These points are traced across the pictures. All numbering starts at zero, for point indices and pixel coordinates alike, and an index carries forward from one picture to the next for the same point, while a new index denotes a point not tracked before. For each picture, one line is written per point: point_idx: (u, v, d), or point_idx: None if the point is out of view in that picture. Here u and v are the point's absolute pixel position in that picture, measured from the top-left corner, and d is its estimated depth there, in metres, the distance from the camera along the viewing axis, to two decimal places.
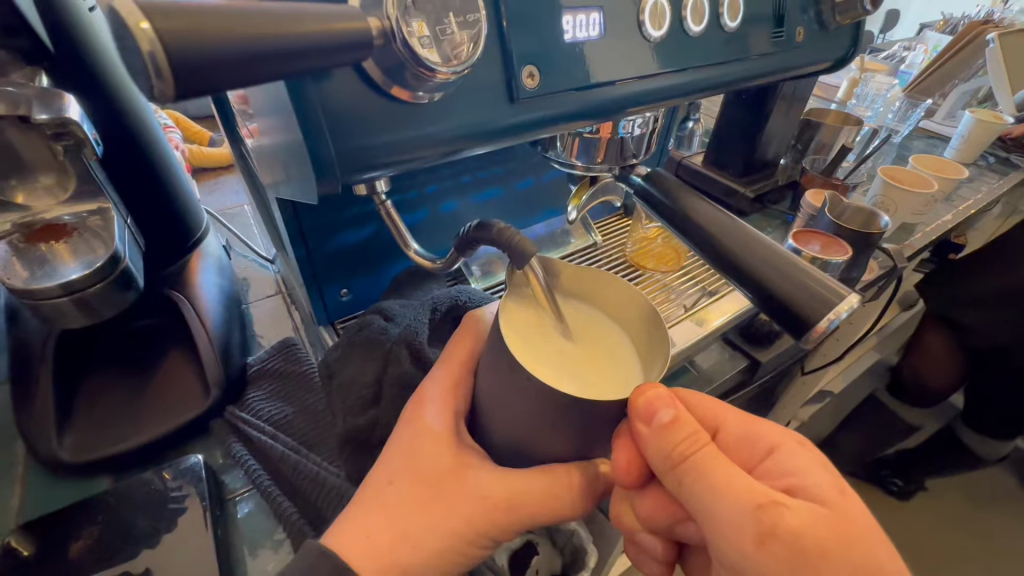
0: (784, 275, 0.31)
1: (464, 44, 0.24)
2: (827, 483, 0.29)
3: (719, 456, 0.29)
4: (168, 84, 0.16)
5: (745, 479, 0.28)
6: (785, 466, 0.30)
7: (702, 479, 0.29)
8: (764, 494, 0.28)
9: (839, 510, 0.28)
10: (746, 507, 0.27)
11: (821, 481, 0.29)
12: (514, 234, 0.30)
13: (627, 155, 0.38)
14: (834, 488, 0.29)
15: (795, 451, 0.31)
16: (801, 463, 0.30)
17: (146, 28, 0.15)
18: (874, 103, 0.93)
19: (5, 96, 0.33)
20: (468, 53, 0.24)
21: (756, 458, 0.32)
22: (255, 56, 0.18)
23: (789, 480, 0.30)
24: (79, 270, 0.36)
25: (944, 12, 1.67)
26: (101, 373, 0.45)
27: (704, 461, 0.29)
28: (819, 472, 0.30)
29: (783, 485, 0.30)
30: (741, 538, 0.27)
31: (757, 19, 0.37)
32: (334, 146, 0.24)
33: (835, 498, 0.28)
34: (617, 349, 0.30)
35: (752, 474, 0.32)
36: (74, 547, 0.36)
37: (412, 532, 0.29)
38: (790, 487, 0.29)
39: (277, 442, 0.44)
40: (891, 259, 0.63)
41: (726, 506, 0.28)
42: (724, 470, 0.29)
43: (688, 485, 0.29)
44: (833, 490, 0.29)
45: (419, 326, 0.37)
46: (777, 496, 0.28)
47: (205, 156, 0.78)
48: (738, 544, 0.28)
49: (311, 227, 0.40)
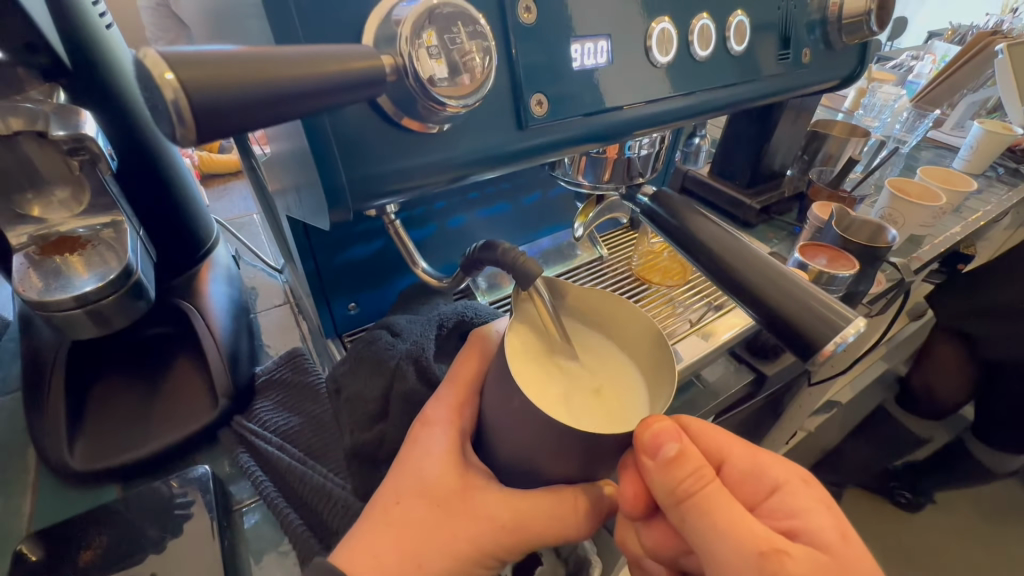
0: (789, 297, 0.31)
1: (473, 53, 0.24)
2: (828, 527, 0.29)
3: (723, 494, 0.29)
4: (190, 130, 0.17)
5: (748, 522, 0.28)
6: (788, 506, 0.31)
7: (707, 517, 0.29)
8: (767, 541, 0.28)
9: (839, 556, 0.28)
10: (748, 553, 0.27)
11: (823, 525, 0.29)
12: (519, 254, 0.30)
13: (633, 174, 0.38)
14: (835, 533, 0.29)
15: (798, 491, 0.31)
16: (805, 503, 0.31)
17: (170, 78, 0.16)
18: (882, 113, 0.96)
19: (24, 112, 0.34)
20: (480, 63, 0.24)
21: (760, 496, 0.32)
22: (274, 96, 0.18)
23: (792, 522, 0.30)
24: (94, 282, 0.36)
25: (954, 20, 1.67)
26: (112, 382, 0.46)
27: (709, 497, 0.29)
28: (822, 515, 0.30)
29: (786, 527, 0.30)
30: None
31: (763, 41, 0.37)
32: (346, 174, 0.24)
33: (837, 545, 0.29)
34: (622, 371, 0.31)
35: (755, 513, 0.32)
36: (83, 556, 0.36)
37: (418, 554, 0.29)
38: (792, 530, 0.30)
39: (285, 455, 0.44)
40: (898, 271, 0.64)
41: (728, 549, 0.28)
42: (728, 509, 0.29)
43: (691, 522, 0.29)
44: (834, 534, 0.29)
45: (426, 343, 0.38)
46: (779, 542, 0.28)
47: (215, 163, 0.79)
48: None
49: (321, 242, 0.41)
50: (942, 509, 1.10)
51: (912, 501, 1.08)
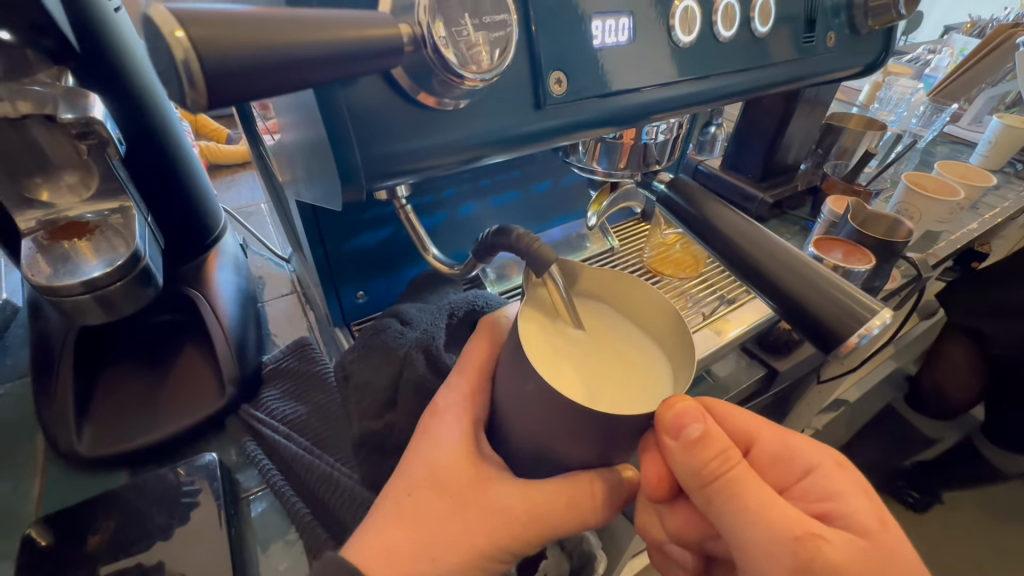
0: (814, 290, 0.30)
1: (481, 49, 0.23)
2: (865, 511, 0.29)
3: (751, 476, 0.28)
4: (201, 94, 0.16)
5: (781, 505, 0.28)
6: (822, 489, 0.30)
7: (735, 500, 0.28)
8: (801, 525, 0.27)
9: (876, 541, 0.28)
10: (782, 537, 0.27)
11: (859, 508, 0.29)
12: (534, 239, 0.29)
13: (649, 161, 0.37)
14: (872, 517, 0.28)
15: (833, 474, 0.31)
16: (840, 486, 0.30)
17: (181, 37, 0.15)
18: (898, 107, 0.92)
19: (32, 95, 0.33)
20: (488, 58, 0.23)
21: (792, 478, 0.32)
22: (290, 64, 0.18)
23: (825, 505, 0.30)
24: (101, 267, 0.35)
25: (971, 14, 1.63)
26: (121, 368, 0.46)
27: (737, 479, 0.28)
28: (860, 499, 0.29)
29: (819, 510, 0.30)
30: (776, 567, 0.27)
31: (786, 24, 0.36)
32: (359, 152, 0.23)
33: (874, 529, 0.28)
34: (638, 350, 0.30)
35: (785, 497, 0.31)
36: (91, 540, 0.36)
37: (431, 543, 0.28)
38: (826, 513, 0.29)
39: (293, 443, 0.44)
40: (914, 267, 0.62)
41: (760, 531, 0.27)
42: (757, 491, 0.28)
43: (719, 504, 0.28)
44: (871, 519, 0.28)
45: (436, 331, 0.38)
46: (815, 527, 0.27)
47: (221, 153, 0.78)
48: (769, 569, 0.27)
49: (331, 229, 0.40)
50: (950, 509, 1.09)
51: (919, 501, 1.05)
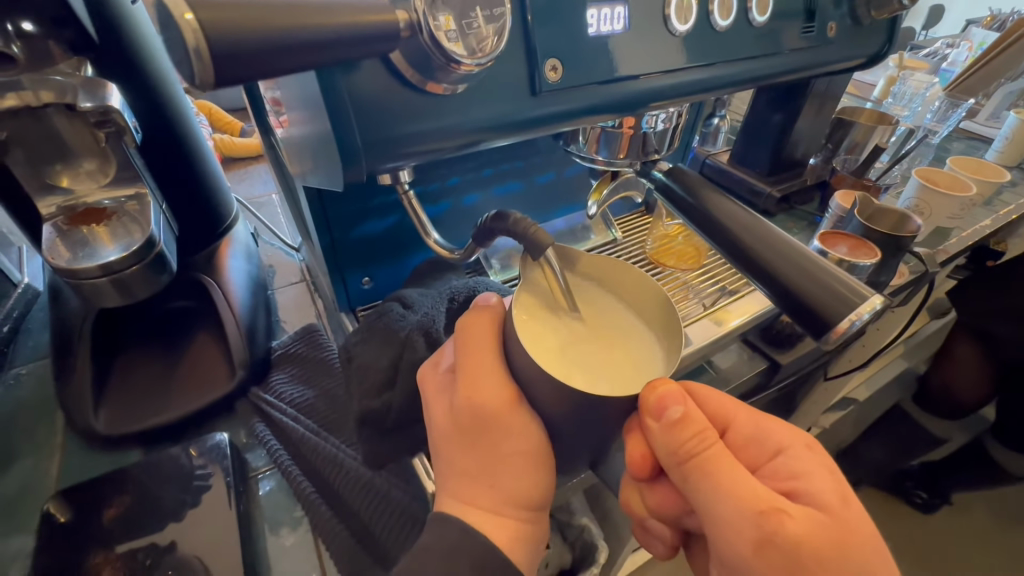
0: (810, 280, 0.30)
1: (485, 38, 0.24)
2: (828, 489, 0.30)
3: (727, 457, 0.29)
4: (207, 69, 0.17)
5: (750, 482, 0.28)
6: (790, 468, 0.31)
7: (708, 477, 0.29)
8: (767, 501, 0.28)
9: (838, 518, 0.29)
10: (748, 511, 0.28)
11: (824, 487, 0.30)
12: (530, 224, 0.30)
13: (648, 151, 0.37)
14: (835, 495, 0.30)
15: (801, 454, 0.32)
16: (807, 466, 0.31)
17: (190, 20, 0.17)
18: (913, 101, 0.92)
19: (53, 85, 0.34)
20: (488, 47, 0.24)
21: (762, 458, 0.32)
22: (287, 46, 0.18)
23: (792, 483, 0.30)
24: (117, 252, 0.37)
25: (994, 8, 1.60)
26: (134, 351, 0.48)
27: (713, 459, 0.29)
28: (823, 478, 0.30)
29: (787, 487, 0.30)
30: (739, 540, 0.28)
31: (787, 12, 0.36)
32: (359, 133, 0.24)
33: (836, 506, 0.29)
34: (629, 330, 0.30)
35: (757, 474, 0.32)
36: (107, 513, 0.38)
37: (483, 485, 0.32)
38: (793, 490, 0.30)
39: (299, 424, 0.45)
40: (922, 263, 0.61)
41: (729, 507, 0.28)
42: (730, 470, 0.29)
43: (694, 481, 0.29)
44: (834, 497, 0.29)
45: (436, 316, 0.39)
46: (778, 502, 0.28)
47: (235, 146, 0.80)
48: (733, 543, 0.28)
49: (336, 216, 0.41)
50: (960, 510, 1.08)
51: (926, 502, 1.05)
